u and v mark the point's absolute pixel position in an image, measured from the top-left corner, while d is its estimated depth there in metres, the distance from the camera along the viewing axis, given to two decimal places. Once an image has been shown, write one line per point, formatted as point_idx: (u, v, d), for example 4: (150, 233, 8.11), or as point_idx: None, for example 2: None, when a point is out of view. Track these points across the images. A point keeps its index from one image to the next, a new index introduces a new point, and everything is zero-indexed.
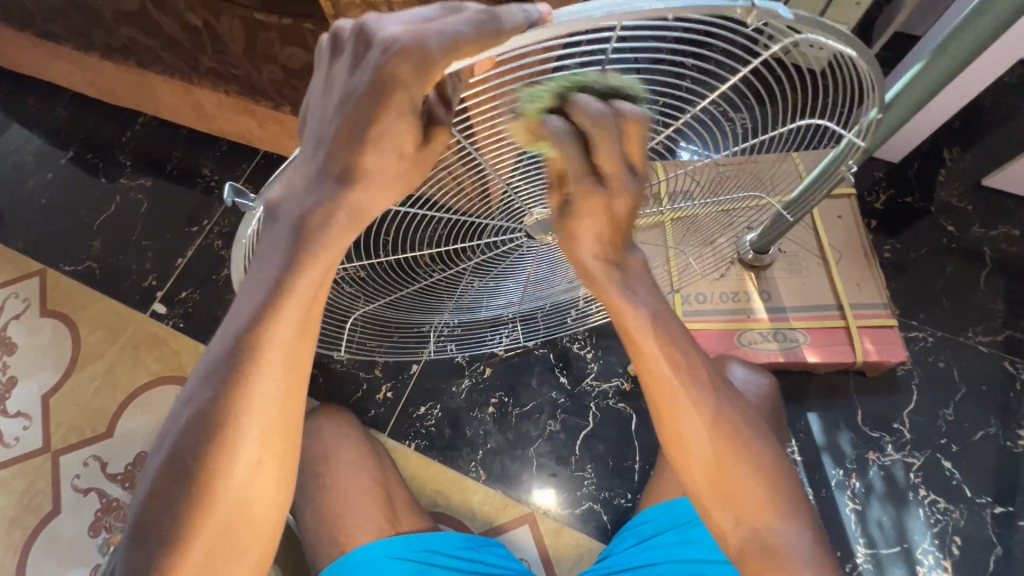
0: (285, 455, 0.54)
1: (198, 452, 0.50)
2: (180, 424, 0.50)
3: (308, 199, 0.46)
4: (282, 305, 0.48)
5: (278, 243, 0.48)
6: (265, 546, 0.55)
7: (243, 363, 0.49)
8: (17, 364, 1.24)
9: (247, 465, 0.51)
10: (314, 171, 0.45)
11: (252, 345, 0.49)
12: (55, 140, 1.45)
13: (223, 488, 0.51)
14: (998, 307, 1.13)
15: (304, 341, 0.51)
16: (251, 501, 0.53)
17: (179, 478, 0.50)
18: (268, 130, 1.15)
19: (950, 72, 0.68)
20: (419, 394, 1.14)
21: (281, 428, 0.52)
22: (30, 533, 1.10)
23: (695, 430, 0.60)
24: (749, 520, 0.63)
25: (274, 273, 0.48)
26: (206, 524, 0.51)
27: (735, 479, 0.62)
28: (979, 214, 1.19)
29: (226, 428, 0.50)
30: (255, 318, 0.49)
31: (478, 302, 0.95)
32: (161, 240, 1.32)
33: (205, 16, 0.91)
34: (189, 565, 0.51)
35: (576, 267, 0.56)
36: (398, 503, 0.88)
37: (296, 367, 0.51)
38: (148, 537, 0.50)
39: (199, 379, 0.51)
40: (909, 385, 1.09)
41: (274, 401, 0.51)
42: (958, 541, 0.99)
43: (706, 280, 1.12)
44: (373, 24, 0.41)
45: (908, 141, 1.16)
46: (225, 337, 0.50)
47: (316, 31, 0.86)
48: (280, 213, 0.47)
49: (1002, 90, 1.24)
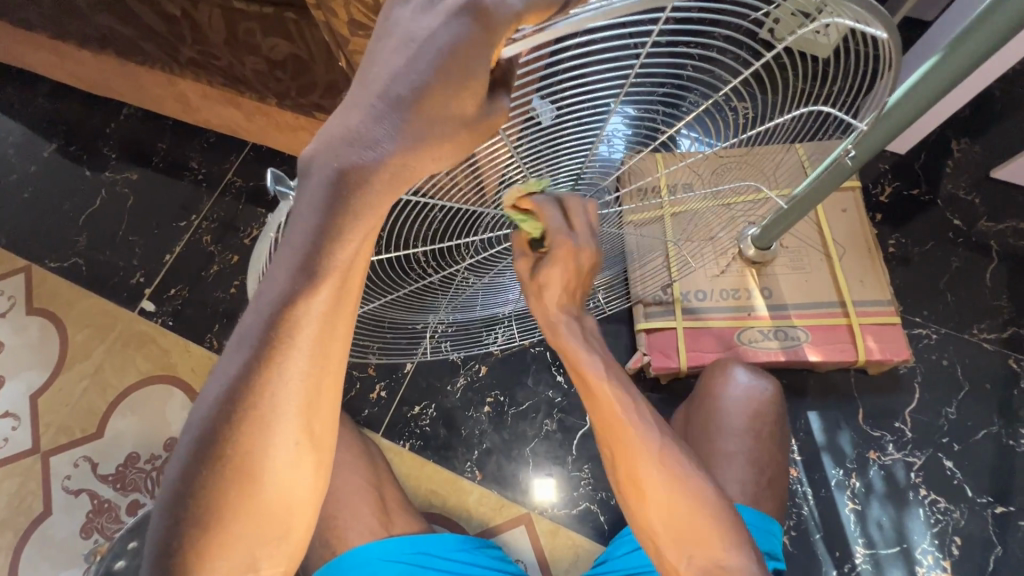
0: (324, 432, 0.48)
1: (228, 431, 0.44)
2: (208, 401, 0.44)
3: (347, 148, 0.39)
4: (319, 273, 0.42)
5: (312, 204, 0.41)
6: (303, 534, 0.51)
7: (277, 334, 0.43)
8: (4, 363, 1.22)
9: (287, 444, 0.46)
10: (359, 118, 0.39)
11: (288, 315, 0.43)
12: (37, 132, 1.41)
13: (261, 469, 0.46)
14: (1003, 303, 1.10)
15: (342, 310, 0.45)
16: (293, 485, 0.47)
17: (210, 460, 0.44)
18: (255, 122, 1.11)
19: (971, 62, 0.63)
20: (413, 393, 1.12)
21: (320, 403, 0.47)
22: (21, 535, 1.09)
23: (644, 464, 0.65)
24: (699, 556, 0.63)
25: (308, 236, 0.42)
26: (244, 509, 0.46)
27: (684, 513, 0.63)
28: (987, 207, 1.15)
29: (259, 406, 0.44)
30: (290, 287, 0.42)
31: (473, 300, 0.92)
32: (148, 235, 1.29)
33: (182, 4, 0.87)
34: (230, 549, 0.46)
35: (543, 319, 0.71)
36: (390, 504, 0.87)
37: (334, 335, 0.45)
38: (180, 524, 0.45)
39: (229, 352, 0.45)
40: (911, 383, 1.07)
41: (311, 376, 0.45)
42: (958, 541, 0.98)
43: (706, 276, 1.10)
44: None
45: (917, 133, 1.12)
46: (261, 307, 0.43)
47: (299, 21, 0.83)
48: (315, 166, 0.41)
49: (1012, 79, 1.20)
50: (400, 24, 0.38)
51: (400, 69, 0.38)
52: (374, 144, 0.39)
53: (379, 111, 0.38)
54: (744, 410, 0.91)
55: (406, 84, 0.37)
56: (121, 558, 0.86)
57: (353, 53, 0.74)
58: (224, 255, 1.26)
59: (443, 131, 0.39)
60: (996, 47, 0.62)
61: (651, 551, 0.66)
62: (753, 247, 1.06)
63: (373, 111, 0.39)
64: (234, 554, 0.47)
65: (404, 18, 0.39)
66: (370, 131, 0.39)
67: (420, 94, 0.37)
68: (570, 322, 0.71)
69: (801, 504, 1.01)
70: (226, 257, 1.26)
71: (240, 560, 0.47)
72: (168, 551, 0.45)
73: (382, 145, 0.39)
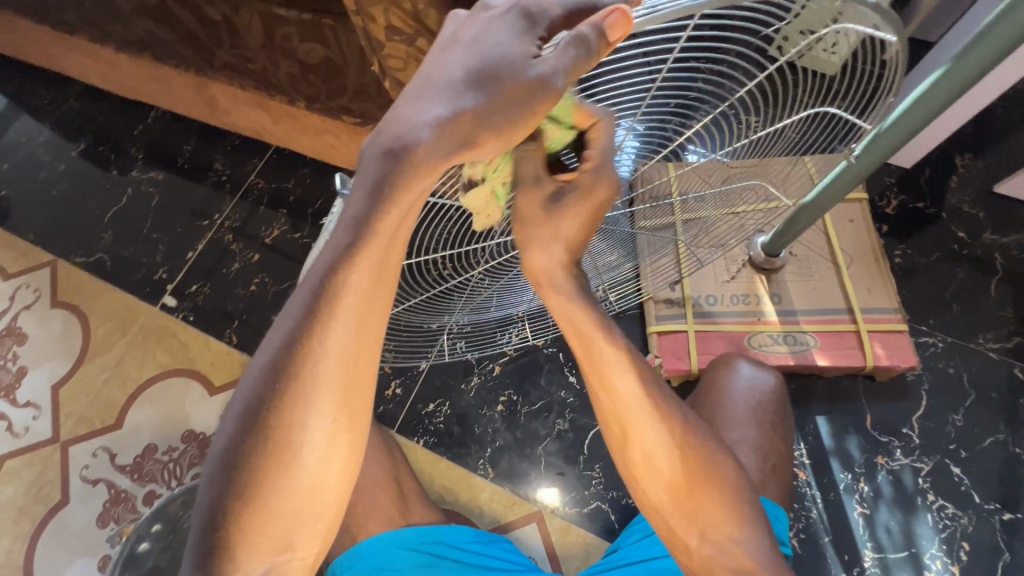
0: (359, 414, 0.51)
1: (272, 403, 0.46)
2: (253, 376, 0.47)
3: (394, 132, 0.45)
4: (363, 247, 0.47)
5: (362, 185, 0.47)
6: (335, 516, 0.52)
7: (321, 305, 0.47)
8: (27, 354, 1.25)
9: (325, 420, 0.48)
10: (414, 103, 0.45)
11: (330, 287, 0.47)
12: (67, 132, 1.45)
13: (300, 446, 0.48)
14: (1007, 314, 1.13)
15: (381, 286, 0.49)
16: (331, 464, 0.49)
17: (253, 434, 0.47)
18: (281, 124, 1.15)
19: (965, 83, 0.67)
20: (429, 390, 1.15)
21: (356, 383, 0.49)
22: (38, 522, 1.11)
23: (661, 452, 0.65)
24: (713, 534, 0.64)
25: (357, 208, 0.47)
26: (283, 484, 0.48)
27: (698, 493, 0.64)
28: (990, 221, 1.18)
29: (302, 377, 0.47)
30: (334, 258, 0.47)
31: (488, 303, 0.94)
32: (171, 233, 1.33)
33: (224, 9, 0.92)
34: (272, 524, 0.48)
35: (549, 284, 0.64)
36: (409, 495, 0.88)
37: (373, 313, 0.49)
38: (225, 496, 0.47)
39: (275, 327, 0.48)
40: (919, 390, 1.09)
41: (349, 349, 0.48)
42: (966, 547, 0.99)
43: (716, 281, 1.12)
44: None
45: (922, 147, 1.16)
46: (305, 287, 0.47)
47: (335, 27, 0.87)
48: (368, 152, 0.47)
49: (1014, 98, 1.24)
50: (458, 33, 0.47)
51: (451, 58, 0.46)
52: (420, 123, 0.44)
53: (429, 94, 0.45)
54: (748, 401, 0.93)
55: (462, 72, 0.45)
56: (143, 541, 0.88)
57: (388, 56, 0.77)
58: (245, 254, 1.29)
59: (481, 102, 0.44)
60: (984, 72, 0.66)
61: (663, 529, 0.67)
62: (762, 254, 1.09)
63: (425, 96, 0.45)
64: (271, 531, 0.49)
65: (457, 29, 0.48)
66: (418, 113, 0.44)
67: (471, 74, 0.44)
68: (578, 294, 0.66)
69: (809, 507, 1.03)
70: (247, 255, 1.29)
71: (275, 538, 0.49)
72: (212, 527, 0.47)
73: (425, 124, 0.44)
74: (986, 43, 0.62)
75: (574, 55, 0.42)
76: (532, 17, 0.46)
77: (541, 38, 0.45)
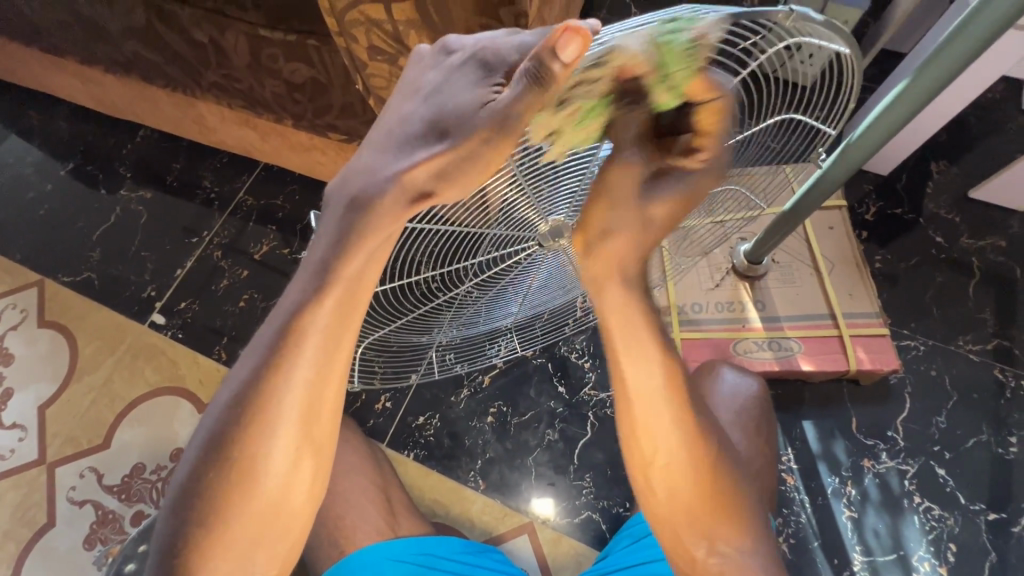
0: (322, 442, 0.53)
1: (235, 434, 0.49)
2: (219, 406, 0.50)
3: (358, 180, 0.51)
4: (329, 285, 0.50)
5: (329, 226, 0.51)
6: (299, 536, 0.55)
7: (285, 341, 0.49)
8: (14, 375, 1.24)
9: (287, 450, 0.51)
10: (379, 153, 0.50)
11: (295, 324, 0.49)
12: (55, 152, 1.46)
13: (263, 474, 0.50)
14: (986, 316, 1.15)
15: (348, 320, 0.51)
16: (292, 489, 0.52)
17: (216, 463, 0.49)
18: (269, 142, 1.16)
19: (924, 97, 0.70)
20: (418, 404, 1.15)
21: (319, 413, 0.52)
22: (24, 546, 1.10)
23: (683, 471, 0.62)
24: (721, 545, 0.64)
25: (323, 251, 0.51)
26: (245, 508, 0.50)
27: (708, 517, 0.64)
28: (967, 225, 1.21)
29: (265, 410, 0.49)
30: (302, 297, 0.50)
31: (476, 318, 0.93)
32: (160, 250, 1.33)
33: (210, 32, 0.93)
34: (231, 548, 0.51)
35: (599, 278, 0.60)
36: (397, 506, 0.88)
37: (338, 348, 0.51)
38: (189, 519, 0.50)
39: (242, 359, 0.51)
40: (902, 393, 1.10)
41: (312, 384, 0.50)
42: (953, 548, 1.00)
43: (701, 289, 1.14)
44: (448, 40, 0.52)
45: (897, 154, 1.19)
46: (272, 324, 0.50)
47: (320, 47, 0.89)
48: (333, 199, 0.52)
49: (985, 106, 1.28)
50: (417, 82, 0.52)
51: (411, 110, 0.50)
52: (381, 175, 0.50)
53: (389, 149, 0.50)
54: (731, 406, 0.94)
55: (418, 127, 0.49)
56: (130, 562, 0.87)
57: (371, 76, 0.79)
58: (234, 270, 1.29)
59: (433, 156, 0.48)
60: (941, 87, 0.69)
61: (669, 537, 0.66)
62: (745, 261, 1.11)
63: (388, 145, 0.50)
64: (231, 554, 0.51)
65: (418, 75, 0.52)
66: (381, 166, 0.50)
67: (424, 129, 0.49)
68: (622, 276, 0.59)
69: (798, 512, 1.03)
70: (236, 271, 1.29)
71: (236, 562, 0.52)
72: (175, 549, 0.50)
73: (385, 177, 0.49)
74: (941, 60, 0.65)
75: (530, 99, 0.44)
76: (487, 64, 0.48)
77: (498, 83, 0.47)
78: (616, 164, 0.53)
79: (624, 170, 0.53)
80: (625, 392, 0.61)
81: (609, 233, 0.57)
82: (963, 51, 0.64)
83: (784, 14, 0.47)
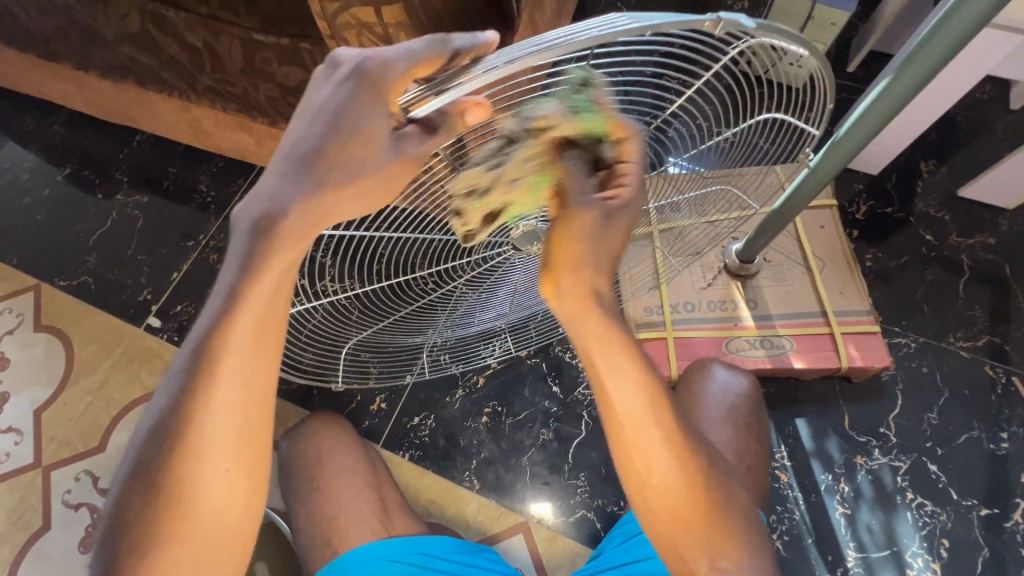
0: (255, 460, 0.53)
1: (158, 462, 0.49)
2: (142, 435, 0.50)
3: (263, 202, 0.47)
4: (240, 308, 0.49)
5: (235, 251, 0.48)
6: (241, 555, 0.55)
7: (199, 368, 0.48)
8: (10, 379, 1.24)
9: (216, 471, 0.51)
10: (279, 176, 0.47)
11: (206, 351, 0.48)
12: (52, 157, 1.46)
13: (193, 497, 0.51)
14: (977, 314, 1.16)
15: (266, 342, 0.51)
16: (227, 509, 0.52)
17: (144, 489, 0.50)
18: (264, 146, 1.17)
19: (907, 93, 0.71)
20: (413, 404, 1.15)
21: (246, 433, 0.52)
22: (19, 550, 1.10)
23: (675, 485, 0.61)
24: (721, 561, 0.63)
25: (229, 277, 0.48)
26: (180, 531, 0.51)
27: (702, 533, 0.63)
28: (956, 224, 1.22)
29: (186, 436, 0.49)
30: (211, 324, 0.49)
31: (468, 317, 0.94)
32: (156, 254, 1.33)
33: (205, 36, 0.95)
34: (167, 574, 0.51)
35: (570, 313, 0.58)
36: (391, 505, 0.88)
37: (258, 368, 0.51)
38: (118, 553, 0.50)
39: (161, 386, 0.50)
40: (893, 390, 1.11)
41: (235, 406, 0.50)
42: (946, 544, 1.01)
43: (693, 288, 1.15)
44: (336, 51, 0.47)
45: (885, 154, 1.20)
46: (187, 351, 0.49)
47: (313, 50, 0.90)
48: (238, 223, 0.48)
49: (972, 106, 1.30)
50: (311, 97, 0.47)
51: (305, 132, 0.47)
52: (283, 196, 0.47)
53: (289, 172, 0.47)
54: (723, 404, 0.95)
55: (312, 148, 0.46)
56: None
57: None
58: None
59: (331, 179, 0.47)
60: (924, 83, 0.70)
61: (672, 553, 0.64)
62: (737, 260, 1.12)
63: (284, 168, 0.47)
64: None
65: (311, 92, 0.48)
66: (283, 189, 0.47)
67: (321, 152, 0.46)
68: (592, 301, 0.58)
69: (792, 509, 1.04)
70: None
71: None
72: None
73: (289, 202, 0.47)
74: (922, 56, 0.66)
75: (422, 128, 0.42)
76: (376, 79, 0.45)
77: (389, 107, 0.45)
78: (575, 214, 0.54)
79: (579, 215, 0.54)
80: (613, 412, 0.60)
81: (566, 278, 0.56)
82: (944, 47, 0.65)
83: (711, 21, 0.44)
